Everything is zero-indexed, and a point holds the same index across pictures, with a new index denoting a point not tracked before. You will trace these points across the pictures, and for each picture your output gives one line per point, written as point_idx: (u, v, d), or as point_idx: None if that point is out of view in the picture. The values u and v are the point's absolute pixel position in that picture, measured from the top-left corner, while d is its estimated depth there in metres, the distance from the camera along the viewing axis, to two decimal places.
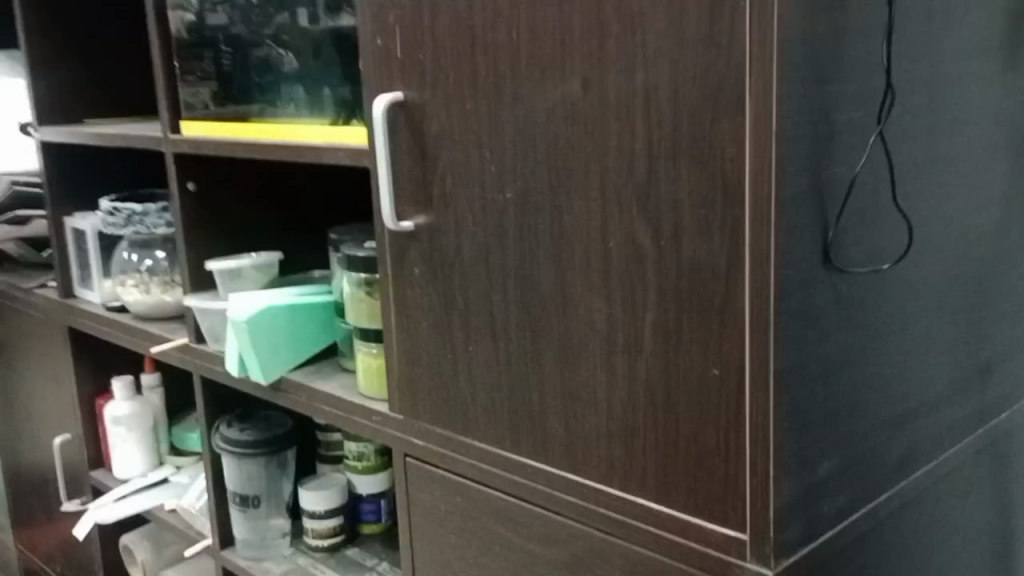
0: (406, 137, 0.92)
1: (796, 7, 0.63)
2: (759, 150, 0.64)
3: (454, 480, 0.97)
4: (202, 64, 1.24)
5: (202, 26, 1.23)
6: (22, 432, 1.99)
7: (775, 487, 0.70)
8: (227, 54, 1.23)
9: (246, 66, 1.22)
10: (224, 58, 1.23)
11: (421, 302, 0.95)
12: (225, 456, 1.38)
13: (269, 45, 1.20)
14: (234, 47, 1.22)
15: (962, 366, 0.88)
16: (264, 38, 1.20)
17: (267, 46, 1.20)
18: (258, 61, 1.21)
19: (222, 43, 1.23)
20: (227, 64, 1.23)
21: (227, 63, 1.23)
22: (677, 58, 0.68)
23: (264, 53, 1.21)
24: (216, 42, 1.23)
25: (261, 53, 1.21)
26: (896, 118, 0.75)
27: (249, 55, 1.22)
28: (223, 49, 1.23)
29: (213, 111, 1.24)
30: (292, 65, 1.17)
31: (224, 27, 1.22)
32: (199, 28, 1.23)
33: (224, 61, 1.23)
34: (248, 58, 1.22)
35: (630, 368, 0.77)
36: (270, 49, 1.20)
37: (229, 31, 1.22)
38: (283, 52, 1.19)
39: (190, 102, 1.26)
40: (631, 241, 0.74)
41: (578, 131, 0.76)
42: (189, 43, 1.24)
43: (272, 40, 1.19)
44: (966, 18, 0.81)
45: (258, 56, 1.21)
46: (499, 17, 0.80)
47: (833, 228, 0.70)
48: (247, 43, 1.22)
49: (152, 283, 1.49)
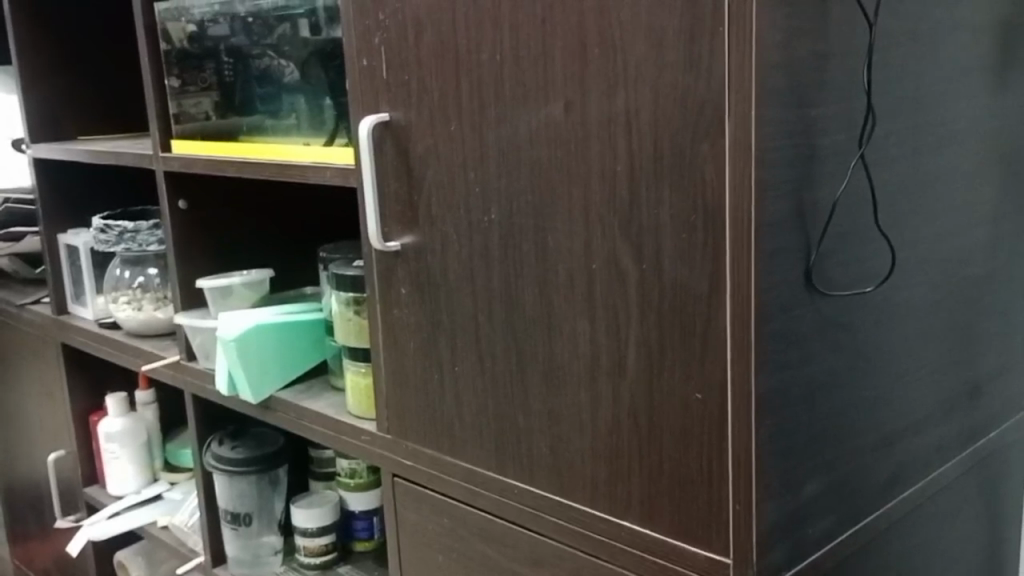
0: (392, 158, 0.92)
1: (776, 31, 0.63)
2: (738, 174, 0.64)
3: (442, 501, 0.97)
4: (203, 75, 1.21)
5: (203, 37, 1.19)
6: (17, 448, 1.98)
7: (758, 511, 0.69)
8: (228, 65, 1.18)
9: (248, 76, 1.17)
10: (225, 68, 1.19)
11: (408, 322, 0.95)
12: (217, 474, 1.37)
13: (270, 55, 1.14)
14: (235, 57, 1.17)
15: (951, 386, 0.88)
16: (266, 48, 1.14)
17: (268, 57, 1.14)
18: (258, 71, 1.16)
19: (223, 53, 1.18)
20: (229, 75, 1.19)
21: (229, 73, 1.19)
22: (657, 82, 0.68)
23: (265, 63, 1.15)
24: (218, 52, 1.19)
25: (262, 63, 1.15)
26: (878, 139, 0.75)
27: (251, 65, 1.17)
28: (224, 60, 1.19)
29: (215, 122, 1.21)
30: (293, 75, 1.11)
31: (225, 38, 1.17)
32: (201, 38, 1.19)
33: (225, 71, 1.19)
34: (249, 68, 1.17)
35: (615, 390, 0.76)
36: (271, 59, 1.14)
37: (230, 41, 1.17)
38: (284, 63, 1.12)
39: (194, 113, 1.24)
40: (614, 263, 0.74)
41: (561, 152, 0.76)
42: (191, 54, 1.21)
43: (273, 50, 1.13)
44: (953, 39, 0.81)
45: (258, 66, 1.16)
46: (483, 38, 0.80)
47: (815, 251, 0.70)
48: (249, 53, 1.16)
49: (144, 299, 1.49)
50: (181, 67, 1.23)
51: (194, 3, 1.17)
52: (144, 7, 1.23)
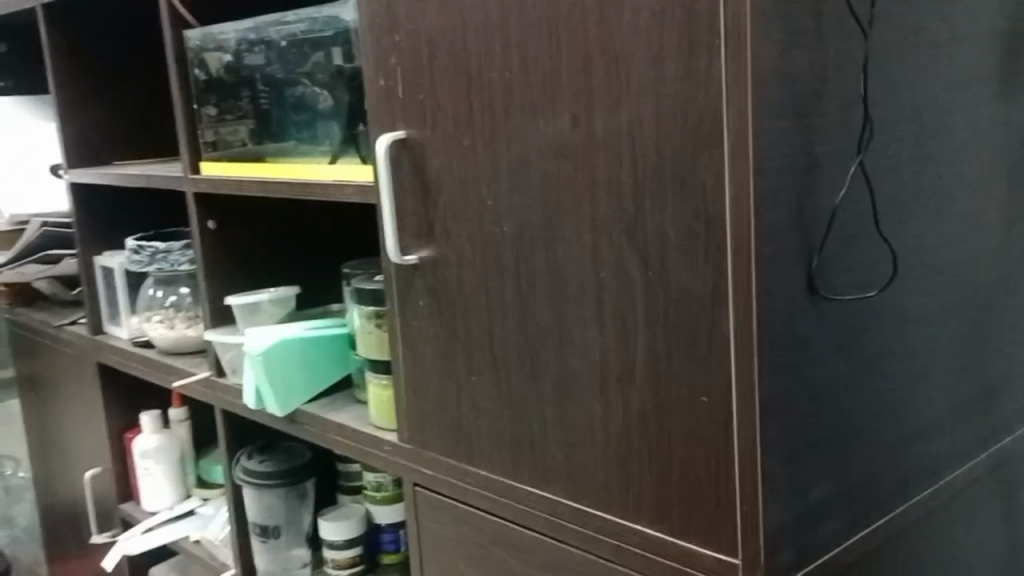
0: (408, 176, 0.95)
1: (772, 43, 0.65)
2: (737, 182, 0.66)
3: (462, 509, 0.99)
4: (239, 103, 1.25)
5: (240, 66, 1.23)
6: (55, 466, 2.04)
7: (766, 512, 0.71)
8: (264, 93, 1.21)
9: (284, 103, 1.20)
10: (261, 96, 1.22)
11: (426, 334, 0.98)
12: (247, 488, 1.41)
13: (304, 83, 1.16)
14: (270, 85, 1.20)
15: (962, 392, 0.90)
16: (300, 77, 1.16)
17: (302, 85, 1.16)
18: (293, 99, 1.18)
19: (259, 82, 1.21)
20: (265, 103, 1.22)
21: (266, 101, 1.22)
22: (658, 94, 0.70)
23: (300, 91, 1.17)
24: (254, 81, 1.22)
25: (297, 91, 1.17)
26: (878, 148, 0.76)
27: (285, 93, 1.19)
28: (260, 88, 1.22)
29: (250, 148, 1.25)
30: (328, 103, 1.13)
31: (262, 67, 1.20)
32: (238, 67, 1.23)
33: (262, 98, 1.22)
34: (284, 96, 1.19)
35: (624, 396, 0.78)
36: (306, 87, 1.16)
37: (266, 70, 1.20)
38: (318, 90, 1.14)
39: (230, 140, 1.27)
40: (621, 271, 0.76)
41: (568, 165, 0.78)
42: (227, 83, 1.25)
43: (307, 78, 1.15)
44: (953, 50, 0.83)
45: (293, 93, 1.18)
46: (493, 57, 0.83)
47: (817, 256, 0.72)
48: (283, 82, 1.18)
49: (177, 318, 1.53)
50: (218, 96, 1.27)
51: (231, 33, 1.21)
52: (175, 35, 1.27)
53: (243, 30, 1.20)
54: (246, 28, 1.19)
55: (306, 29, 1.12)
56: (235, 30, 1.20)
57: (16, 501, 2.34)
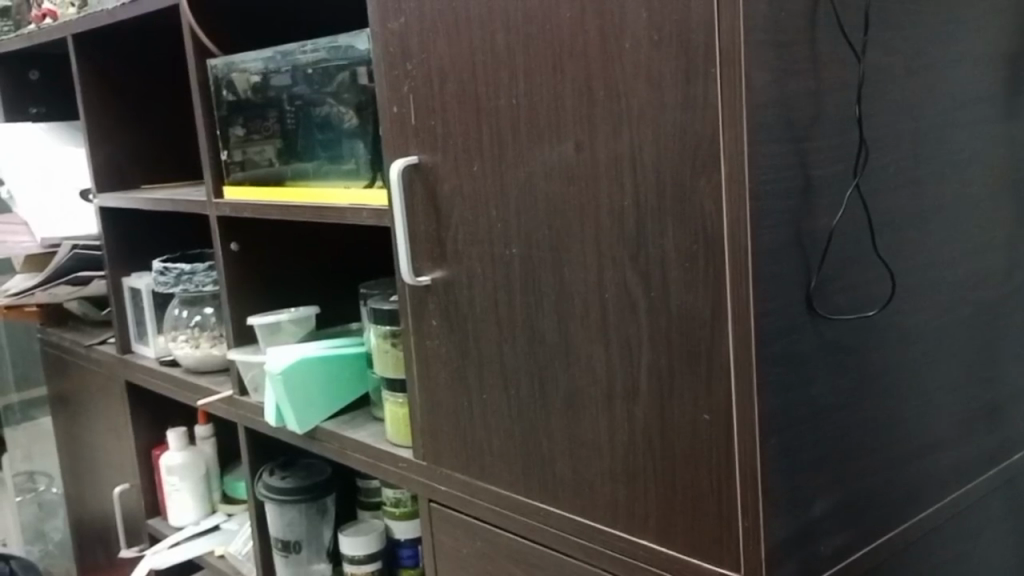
0: (421, 199, 0.97)
1: (766, 72, 0.67)
2: (734, 206, 0.68)
3: (476, 524, 1.01)
4: (266, 123, 1.27)
5: (267, 87, 1.26)
6: (85, 482, 2.08)
7: (767, 528, 0.72)
8: (290, 113, 1.24)
9: (309, 123, 1.22)
10: (288, 116, 1.24)
11: (439, 353, 1.00)
12: (269, 504, 1.43)
13: (329, 103, 1.18)
14: (297, 105, 1.23)
15: (965, 408, 0.91)
16: (326, 96, 1.18)
17: (327, 104, 1.18)
18: (318, 118, 1.20)
19: (285, 102, 1.24)
20: (291, 123, 1.24)
21: (292, 121, 1.24)
22: (657, 122, 0.72)
23: (325, 111, 1.19)
24: (281, 101, 1.25)
25: (322, 110, 1.19)
26: (875, 171, 0.78)
27: (311, 113, 1.21)
28: (287, 108, 1.24)
29: (277, 168, 1.28)
30: (352, 122, 1.15)
31: (288, 87, 1.23)
32: (264, 88, 1.26)
33: (288, 119, 1.25)
34: (310, 115, 1.22)
35: (629, 414, 0.80)
36: (331, 107, 1.18)
37: (292, 90, 1.23)
38: (343, 110, 1.16)
39: (257, 160, 1.30)
40: (625, 292, 0.78)
41: (574, 189, 0.80)
42: (255, 103, 1.28)
43: (333, 98, 1.17)
44: (951, 74, 0.84)
45: (320, 113, 1.20)
46: (500, 85, 0.86)
47: (815, 277, 0.73)
48: (309, 102, 1.21)
49: (202, 337, 1.57)
50: (245, 116, 1.30)
51: (258, 57, 1.24)
52: (199, 63, 1.31)
53: (269, 54, 1.23)
54: (272, 51, 1.22)
55: (328, 53, 1.15)
56: (261, 53, 1.24)
57: (50, 514, 2.40)
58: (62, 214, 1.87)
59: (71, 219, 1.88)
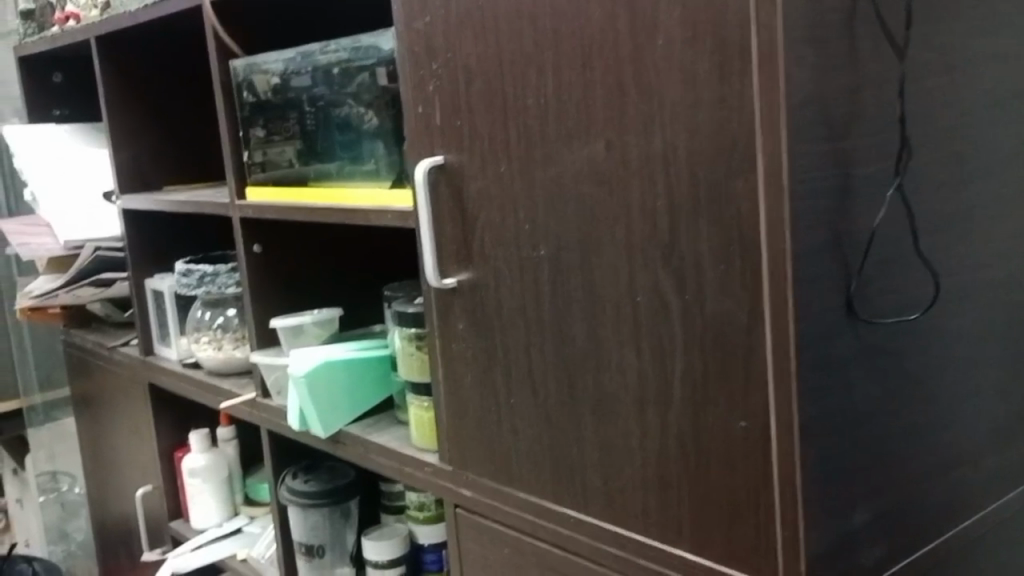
0: (447, 200, 0.96)
1: (804, 69, 0.65)
2: (772, 207, 0.66)
3: (503, 531, 0.99)
4: (286, 124, 1.26)
5: (287, 88, 1.24)
6: (108, 483, 2.09)
7: (806, 538, 0.70)
8: (310, 114, 1.23)
9: (329, 124, 1.21)
10: (308, 117, 1.23)
11: (465, 357, 0.98)
12: (292, 507, 1.42)
13: (350, 104, 1.16)
14: (317, 106, 1.21)
15: (1006, 414, 0.88)
16: (346, 97, 1.17)
17: (348, 105, 1.17)
18: (339, 119, 1.19)
19: (305, 103, 1.23)
20: (311, 124, 1.23)
21: (311, 122, 1.23)
22: (692, 121, 0.70)
23: (345, 112, 1.18)
24: (301, 102, 1.23)
25: (343, 111, 1.18)
26: (915, 170, 0.76)
27: (331, 114, 1.20)
28: (307, 109, 1.23)
29: (297, 170, 1.27)
30: (373, 122, 1.14)
31: (308, 88, 1.22)
32: (284, 89, 1.25)
33: (308, 120, 1.23)
34: (330, 116, 1.20)
35: (662, 420, 0.78)
36: (352, 107, 1.16)
37: (312, 91, 1.21)
38: (363, 110, 1.15)
39: (278, 161, 1.29)
40: (658, 295, 0.76)
41: (604, 190, 0.79)
42: (275, 104, 1.27)
43: (353, 98, 1.16)
44: (992, 70, 0.82)
45: (340, 114, 1.19)
46: (528, 84, 0.84)
47: (855, 279, 0.71)
48: (330, 102, 1.20)
49: (224, 339, 1.56)
50: (265, 117, 1.29)
51: (278, 58, 1.23)
52: (221, 64, 1.30)
53: (289, 55, 1.22)
54: (292, 52, 1.21)
55: (349, 54, 1.14)
56: (281, 54, 1.22)
57: (73, 514, 2.40)
58: (84, 214, 1.88)
59: (93, 220, 1.89)
